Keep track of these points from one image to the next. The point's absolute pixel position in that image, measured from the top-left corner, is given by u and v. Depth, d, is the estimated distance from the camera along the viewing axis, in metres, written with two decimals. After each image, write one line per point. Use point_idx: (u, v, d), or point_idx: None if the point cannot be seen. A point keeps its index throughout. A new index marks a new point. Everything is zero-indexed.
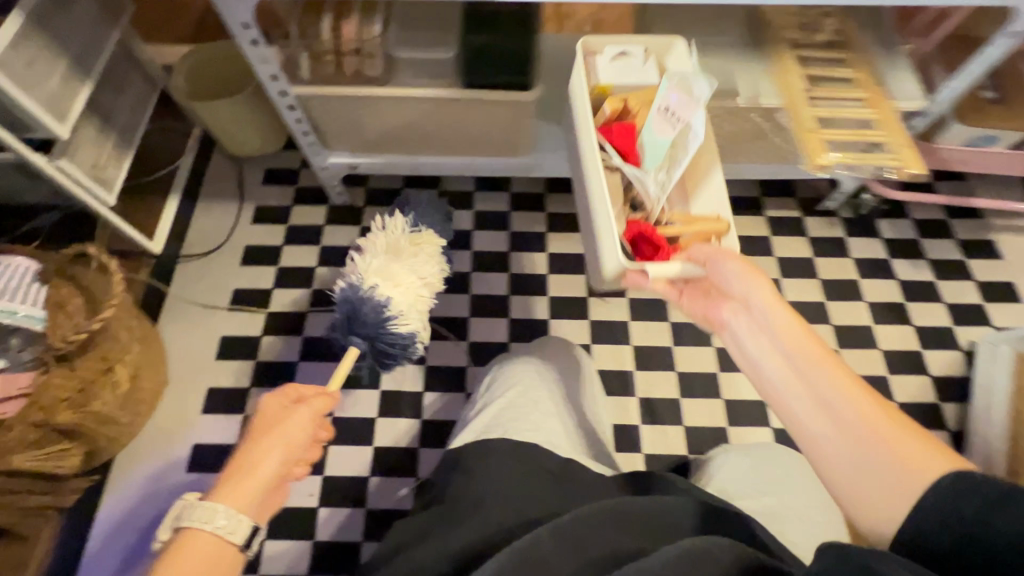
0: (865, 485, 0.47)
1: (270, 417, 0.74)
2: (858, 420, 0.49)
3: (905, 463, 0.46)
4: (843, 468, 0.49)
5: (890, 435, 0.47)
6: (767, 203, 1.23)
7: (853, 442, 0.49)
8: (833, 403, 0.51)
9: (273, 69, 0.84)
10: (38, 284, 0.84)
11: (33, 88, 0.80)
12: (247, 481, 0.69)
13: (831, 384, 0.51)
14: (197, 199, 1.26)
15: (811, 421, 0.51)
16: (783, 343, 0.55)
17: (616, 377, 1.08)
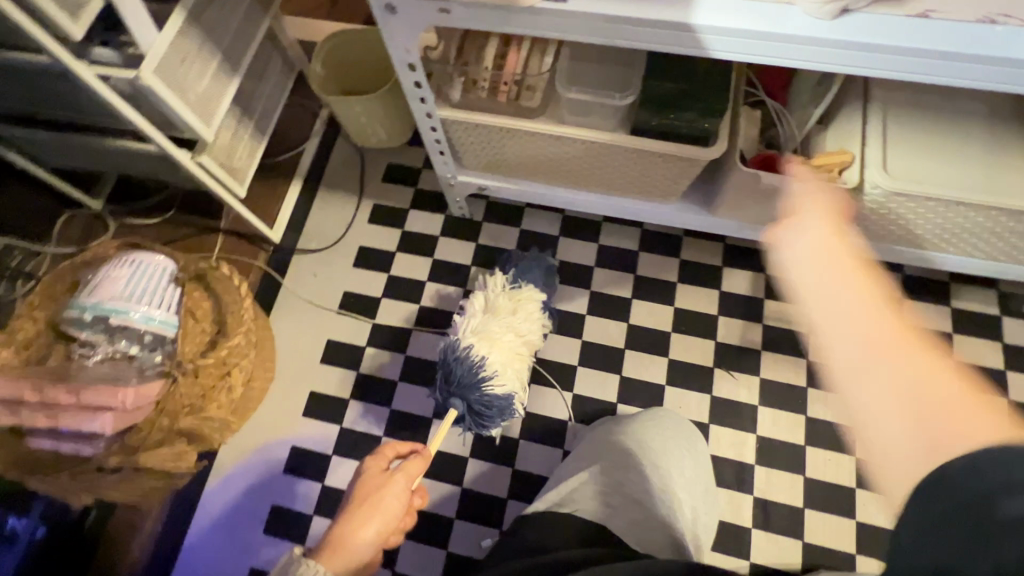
0: (877, 411, 0.41)
1: (371, 480, 0.72)
2: (886, 342, 0.42)
3: (946, 415, 0.38)
4: (857, 391, 0.42)
5: (926, 368, 0.40)
6: (954, 292, 1.02)
7: (881, 381, 0.41)
8: (859, 311, 0.43)
9: (425, 94, 0.77)
10: (172, 286, 0.84)
11: (185, 90, 0.78)
12: (347, 546, 0.66)
13: (869, 314, 0.43)
14: (317, 187, 1.23)
15: (835, 328, 0.44)
16: (823, 256, 0.47)
17: (732, 468, 0.96)
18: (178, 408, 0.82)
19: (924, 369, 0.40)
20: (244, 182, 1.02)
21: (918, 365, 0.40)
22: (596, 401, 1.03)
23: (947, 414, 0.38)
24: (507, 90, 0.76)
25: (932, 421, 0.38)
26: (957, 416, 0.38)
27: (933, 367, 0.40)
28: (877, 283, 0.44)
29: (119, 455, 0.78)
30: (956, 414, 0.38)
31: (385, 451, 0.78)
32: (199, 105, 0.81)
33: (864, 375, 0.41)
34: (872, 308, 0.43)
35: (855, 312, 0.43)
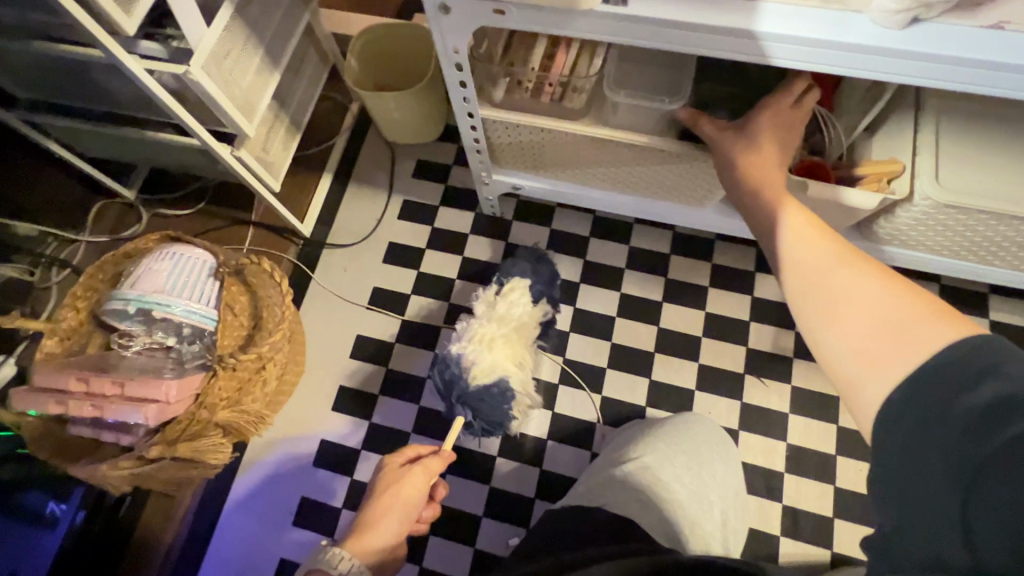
0: (840, 338, 0.43)
1: (389, 476, 0.72)
2: (828, 276, 0.46)
3: (908, 329, 0.40)
4: (822, 327, 0.45)
5: (878, 293, 0.43)
6: (994, 304, 1.00)
7: (848, 312, 0.43)
8: (808, 257, 0.49)
9: (469, 93, 0.76)
10: (211, 280, 0.84)
11: (230, 86, 0.78)
12: (373, 537, 0.66)
13: (827, 260, 0.47)
14: (347, 182, 1.23)
15: (791, 279, 0.49)
16: (790, 224, 0.52)
17: (761, 475, 0.96)
18: (216, 400, 0.82)
19: (881, 293, 0.43)
20: (278, 175, 1.03)
21: (866, 289, 0.43)
22: (624, 404, 1.03)
23: (903, 332, 0.40)
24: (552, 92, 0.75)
25: (897, 342, 0.40)
26: (918, 331, 0.40)
27: (887, 289, 0.43)
28: (837, 241, 0.49)
29: (160, 446, 0.78)
30: (918, 330, 0.40)
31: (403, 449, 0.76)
32: (242, 101, 0.81)
33: (822, 310, 0.45)
34: (820, 252, 0.48)
35: (807, 256, 0.49)
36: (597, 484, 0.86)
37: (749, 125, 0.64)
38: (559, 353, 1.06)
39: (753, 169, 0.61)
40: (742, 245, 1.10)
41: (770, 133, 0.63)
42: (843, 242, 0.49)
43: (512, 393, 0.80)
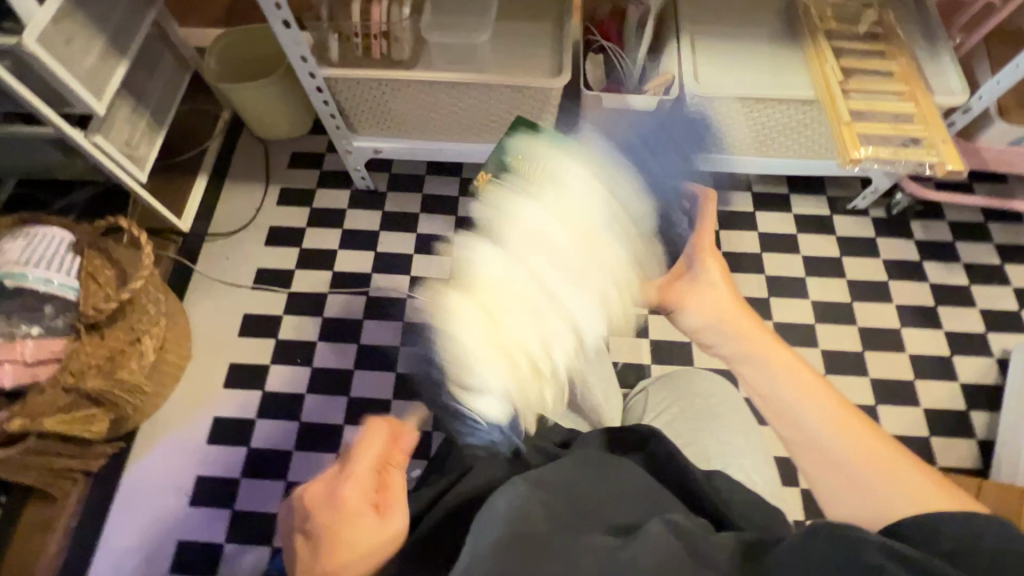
0: (858, 492, 0.50)
1: (324, 507, 0.50)
2: (841, 436, 0.52)
3: (907, 488, 0.48)
4: (806, 462, 0.53)
5: (855, 440, 0.52)
6: (794, 200, 1.21)
7: (860, 472, 0.50)
8: (819, 422, 0.53)
9: (305, 52, 0.86)
10: (71, 254, 0.86)
11: (72, 65, 0.83)
12: (344, 557, 0.48)
13: (844, 425, 0.52)
14: (224, 180, 1.28)
15: (805, 437, 0.53)
16: (783, 376, 0.56)
17: (632, 370, 1.08)
18: (83, 367, 0.82)
19: (852, 447, 0.51)
20: (144, 168, 1.06)
21: (859, 446, 0.51)
22: None
23: (881, 476, 0.49)
24: (377, 42, 0.87)
25: (883, 482, 0.49)
26: (906, 481, 0.49)
27: (857, 437, 0.52)
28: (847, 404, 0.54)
29: (21, 419, 0.77)
30: (903, 481, 0.49)
31: (357, 465, 0.52)
32: (88, 81, 0.86)
33: (823, 461, 0.52)
34: (833, 418, 0.53)
35: (792, 410, 0.54)
36: None
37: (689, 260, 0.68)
38: None
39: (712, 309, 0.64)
40: None
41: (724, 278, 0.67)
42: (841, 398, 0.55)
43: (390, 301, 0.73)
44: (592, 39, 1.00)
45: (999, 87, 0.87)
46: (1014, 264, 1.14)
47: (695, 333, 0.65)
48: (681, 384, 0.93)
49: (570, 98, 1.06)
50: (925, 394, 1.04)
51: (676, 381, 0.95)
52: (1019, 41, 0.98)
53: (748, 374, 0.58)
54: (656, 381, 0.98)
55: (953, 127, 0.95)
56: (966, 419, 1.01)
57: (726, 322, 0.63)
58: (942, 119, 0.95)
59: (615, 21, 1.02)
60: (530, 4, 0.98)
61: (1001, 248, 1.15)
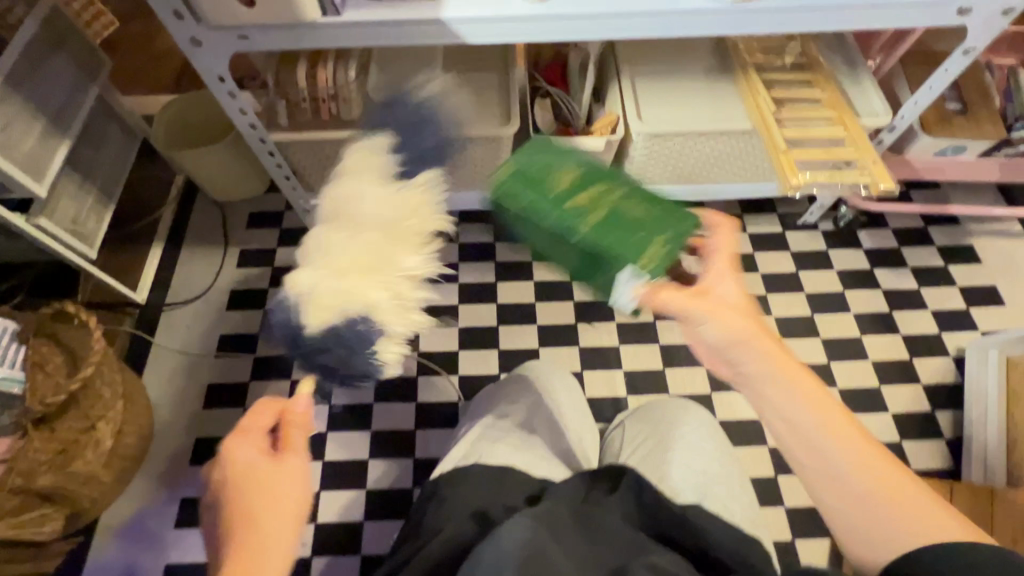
0: (865, 524, 0.47)
1: (238, 476, 0.54)
2: (843, 468, 0.49)
3: (916, 521, 0.45)
4: (824, 496, 0.49)
5: (876, 476, 0.48)
6: (747, 221, 1.25)
7: (865, 503, 0.47)
8: (826, 449, 0.49)
9: (252, 119, 0.86)
10: (16, 344, 0.82)
11: (10, 151, 0.81)
12: (264, 509, 0.51)
13: (846, 454, 0.49)
14: (180, 246, 1.25)
15: (811, 467, 0.50)
16: (787, 400, 0.52)
17: (610, 404, 1.08)
18: (34, 465, 0.78)
19: (873, 481, 0.48)
20: (94, 245, 1.03)
21: (871, 480, 0.48)
22: (481, 378, 1.10)
23: (907, 516, 0.46)
24: (326, 105, 0.87)
25: (899, 523, 0.46)
26: (904, 504, 0.46)
27: (876, 468, 0.48)
28: (856, 425, 0.50)
29: None
30: (908, 504, 0.46)
31: (246, 430, 0.57)
32: (27, 165, 0.84)
33: (826, 485, 0.49)
34: (841, 446, 0.49)
35: (818, 443, 0.50)
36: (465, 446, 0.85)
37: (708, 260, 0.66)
38: (412, 348, 1.12)
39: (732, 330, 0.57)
40: None
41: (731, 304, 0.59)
42: (854, 425, 0.50)
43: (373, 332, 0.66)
44: (538, 85, 1.04)
45: (919, 106, 0.92)
46: (956, 265, 1.19)
47: (716, 349, 0.58)
48: (657, 418, 0.93)
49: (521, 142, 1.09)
50: (892, 398, 1.07)
51: (652, 411, 0.95)
52: (931, 60, 1.05)
53: (770, 393, 0.53)
54: (631, 414, 0.99)
55: (883, 144, 1.00)
56: (932, 419, 1.05)
57: (759, 341, 0.55)
58: (873, 137, 0.99)
59: (558, 65, 1.06)
60: (475, 55, 1.01)
61: (943, 250, 1.21)
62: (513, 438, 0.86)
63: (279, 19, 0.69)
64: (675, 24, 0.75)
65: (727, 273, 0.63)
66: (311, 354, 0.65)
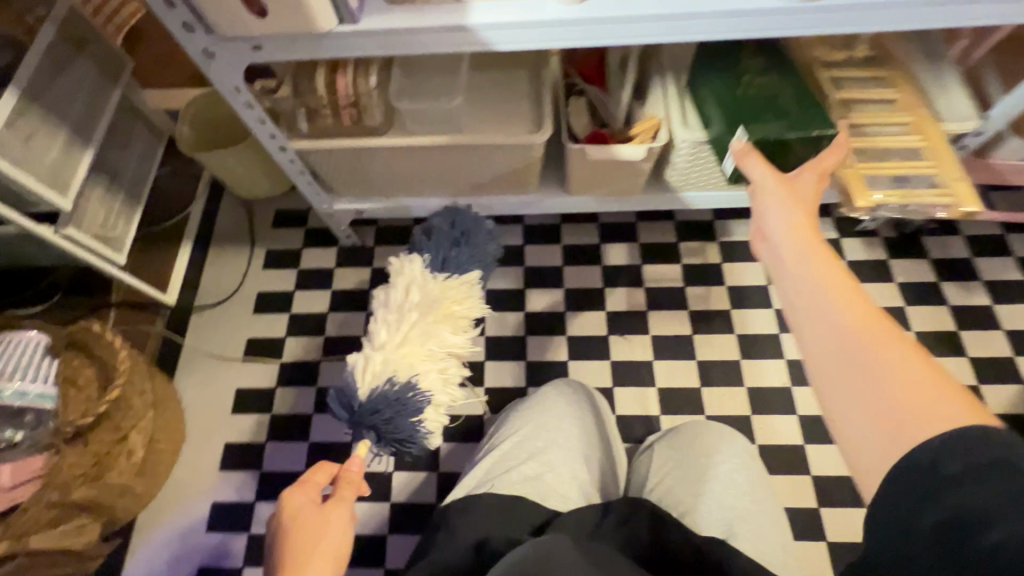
0: (863, 419, 0.40)
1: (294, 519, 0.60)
2: (855, 345, 0.42)
3: (925, 421, 0.38)
4: (825, 387, 0.42)
5: (892, 365, 0.40)
6: None
7: (871, 390, 0.40)
8: (834, 323, 0.43)
9: (271, 128, 0.82)
10: (50, 358, 0.83)
11: (33, 165, 0.80)
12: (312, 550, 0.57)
13: (861, 334, 0.42)
14: (208, 245, 1.24)
15: (816, 351, 0.43)
16: (807, 271, 0.47)
17: (641, 422, 1.03)
18: (68, 479, 0.79)
19: (891, 365, 0.40)
20: (123, 250, 1.03)
21: (891, 370, 0.40)
22: (508, 390, 1.07)
23: (917, 415, 0.38)
24: (346, 112, 0.82)
25: (902, 423, 0.38)
26: (923, 401, 0.38)
27: (891, 352, 0.41)
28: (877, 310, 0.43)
29: (7, 541, 0.74)
30: (942, 421, 0.37)
31: (305, 481, 0.65)
32: (51, 178, 0.83)
33: (830, 365, 0.42)
34: (852, 320, 0.43)
35: (830, 318, 0.43)
36: (483, 471, 0.85)
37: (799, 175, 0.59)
38: None
39: (779, 205, 0.54)
40: (587, 223, 1.20)
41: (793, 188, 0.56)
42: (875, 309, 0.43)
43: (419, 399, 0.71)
44: (573, 81, 0.96)
45: (1014, 108, 0.80)
46: None
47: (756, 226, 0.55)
48: (693, 445, 0.89)
49: (554, 142, 1.02)
50: None
51: (686, 437, 0.91)
52: None
53: (787, 265, 0.49)
54: (662, 438, 0.94)
55: (965, 149, 0.88)
56: None
57: (798, 216, 0.52)
58: (954, 142, 0.88)
59: (596, 57, 0.96)
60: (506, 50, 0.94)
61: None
62: (534, 463, 0.84)
63: (293, 29, 0.64)
64: (729, 22, 0.66)
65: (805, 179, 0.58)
66: (365, 420, 0.70)
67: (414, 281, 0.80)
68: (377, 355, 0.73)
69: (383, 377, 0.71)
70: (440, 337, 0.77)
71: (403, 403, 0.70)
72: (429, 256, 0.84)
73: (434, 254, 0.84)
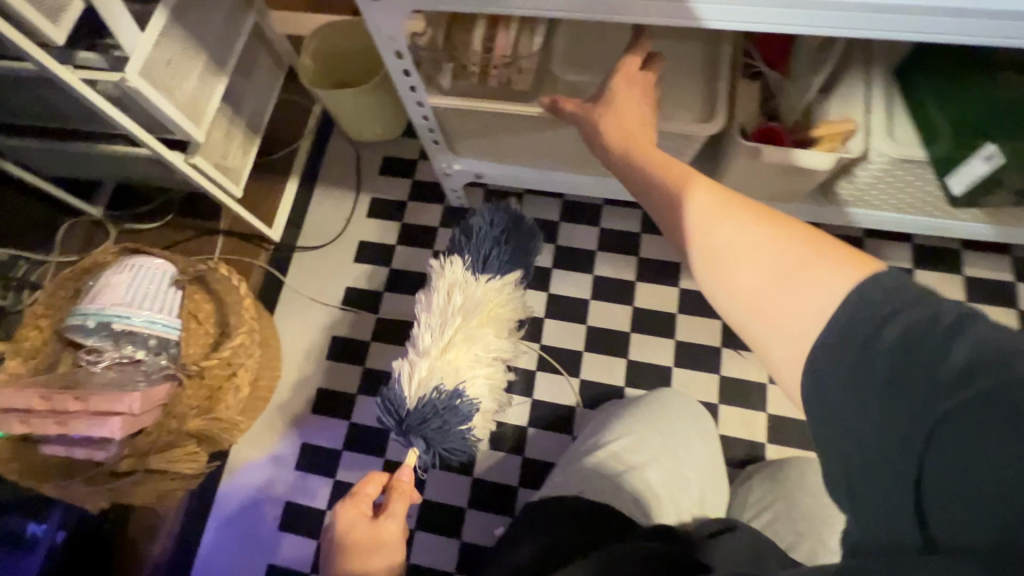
0: (780, 318, 0.41)
1: (347, 531, 0.63)
2: (750, 251, 0.43)
3: (829, 278, 0.39)
4: (746, 299, 0.43)
5: (786, 249, 0.42)
6: (967, 260, 1.00)
7: (777, 282, 0.42)
8: (727, 236, 0.45)
9: (414, 81, 0.76)
10: (172, 289, 0.84)
11: (173, 91, 0.77)
12: (366, 561, 0.60)
13: (745, 236, 0.44)
14: (314, 184, 1.22)
15: (720, 273, 0.45)
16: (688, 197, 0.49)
17: (743, 447, 0.96)
18: (186, 410, 0.82)
19: (793, 251, 0.42)
20: (240, 182, 1.02)
21: (793, 257, 0.41)
22: (604, 387, 1.02)
23: (818, 276, 0.40)
24: (496, 74, 0.74)
25: (812, 297, 0.40)
26: (808, 275, 0.40)
27: (777, 237, 0.43)
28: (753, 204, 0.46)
29: (131, 459, 0.78)
30: (832, 271, 0.40)
31: (357, 491, 0.67)
32: (188, 106, 0.80)
33: (743, 276, 0.43)
34: (734, 227, 0.44)
35: (714, 236, 0.45)
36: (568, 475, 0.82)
37: (610, 91, 0.64)
38: (535, 340, 1.05)
39: (620, 134, 0.60)
40: None
41: (635, 96, 0.63)
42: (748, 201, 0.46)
43: (468, 407, 0.67)
44: (748, 58, 0.82)
45: None
46: None
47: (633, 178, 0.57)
48: (791, 485, 0.83)
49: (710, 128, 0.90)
50: None
51: (801, 480, 0.83)
52: None
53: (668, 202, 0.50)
54: (767, 471, 0.88)
55: None
56: None
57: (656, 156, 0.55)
58: None
59: None
60: None
61: None
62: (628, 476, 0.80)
63: None
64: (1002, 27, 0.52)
65: (604, 129, 0.61)
66: (412, 429, 0.66)
67: (458, 285, 0.73)
68: (422, 362, 0.69)
69: (429, 385, 0.67)
70: (484, 341, 0.72)
71: (450, 411, 0.66)
72: (469, 257, 0.75)
73: (477, 255, 0.75)
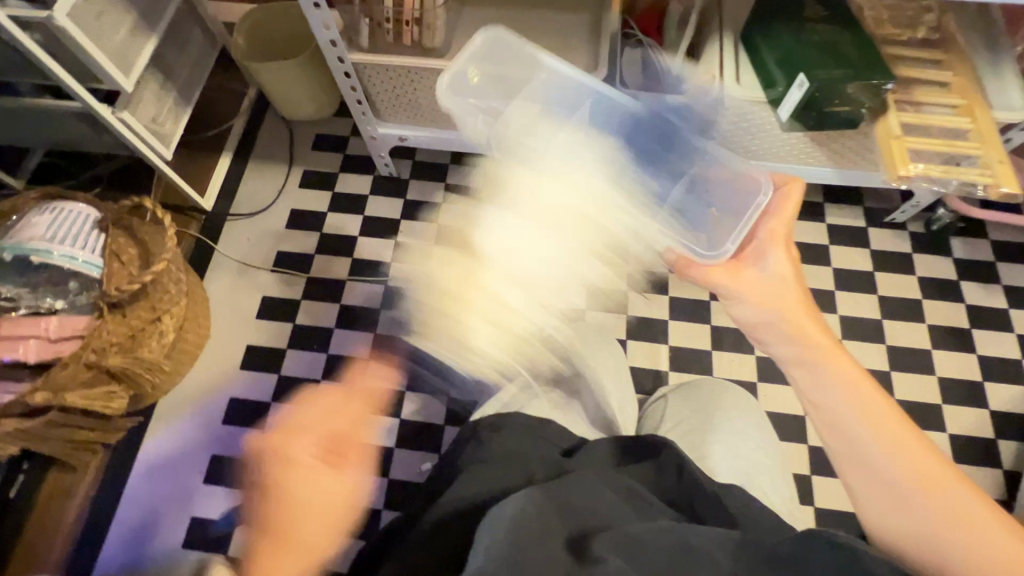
0: (903, 529, 0.49)
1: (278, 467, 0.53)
2: (911, 476, 0.50)
3: (964, 525, 0.47)
4: (857, 485, 0.52)
5: (953, 488, 0.48)
6: (828, 210, 1.16)
7: (911, 505, 0.49)
8: (881, 460, 0.51)
9: (334, 35, 0.84)
10: (96, 231, 0.87)
11: (103, 40, 0.82)
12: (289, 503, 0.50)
13: (899, 469, 0.50)
14: (247, 159, 1.27)
15: (856, 476, 0.52)
16: (843, 389, 0.54)
17: (649, 376, 1.06)
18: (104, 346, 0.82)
19: (909, 476, 0.49)
20: (170, 145, 1.05)
21: (937, 509, 0.48)
22: None
23: (961, 526, 0.47)
24: (408, 28, 0.85)
25: (961, 538, 0.47)
26: (952, 533, 0.47)
27: (908, 453, 0.50)
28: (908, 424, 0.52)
29: (44, 393, 0.77)
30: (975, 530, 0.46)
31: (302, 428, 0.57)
32: (116, 56, 0.85)
33: (885, 497, 0.50)
34: (896, 457, 0.50)
35: (855, 433, 0.52)
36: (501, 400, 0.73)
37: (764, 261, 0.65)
38: None
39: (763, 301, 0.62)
40: None
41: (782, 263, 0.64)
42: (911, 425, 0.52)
43: None
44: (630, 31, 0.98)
45: None
46: None
47: (753, 330, 0.63)
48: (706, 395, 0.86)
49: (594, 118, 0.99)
50: (952, 419, 1.00)
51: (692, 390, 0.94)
52: None
53: (801, 377, 0.58)
54: (681, 391, 0.92)
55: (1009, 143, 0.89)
56: (995, 447, 0.98)
57: (798, 324, 0.60)
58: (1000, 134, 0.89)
59: (655, 14, 0.98)
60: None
61: None
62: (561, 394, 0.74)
63: None
64: None
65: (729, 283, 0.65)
66: None
67: None
68: None
69: None
70: None
71: None
72: None
73: None
